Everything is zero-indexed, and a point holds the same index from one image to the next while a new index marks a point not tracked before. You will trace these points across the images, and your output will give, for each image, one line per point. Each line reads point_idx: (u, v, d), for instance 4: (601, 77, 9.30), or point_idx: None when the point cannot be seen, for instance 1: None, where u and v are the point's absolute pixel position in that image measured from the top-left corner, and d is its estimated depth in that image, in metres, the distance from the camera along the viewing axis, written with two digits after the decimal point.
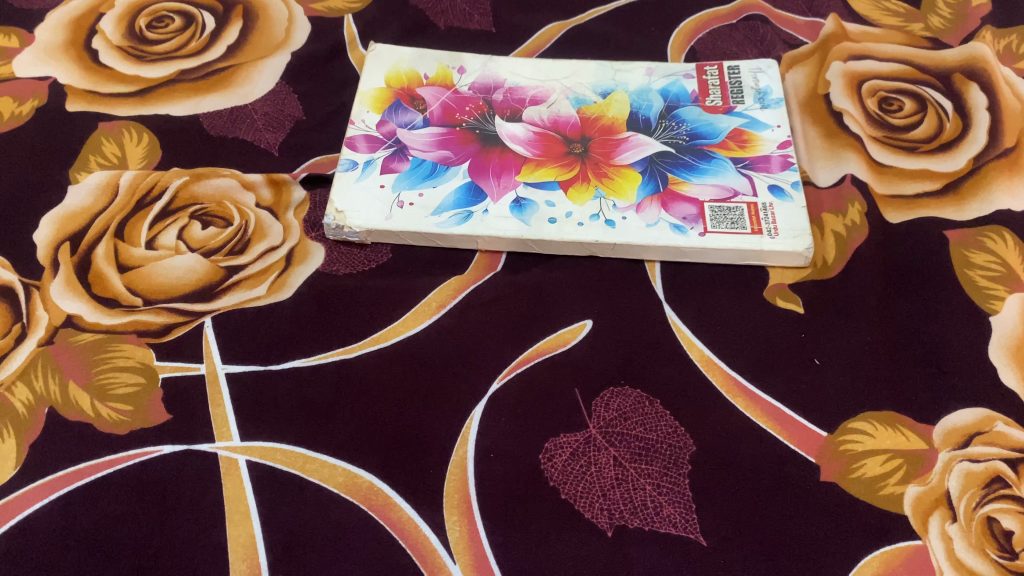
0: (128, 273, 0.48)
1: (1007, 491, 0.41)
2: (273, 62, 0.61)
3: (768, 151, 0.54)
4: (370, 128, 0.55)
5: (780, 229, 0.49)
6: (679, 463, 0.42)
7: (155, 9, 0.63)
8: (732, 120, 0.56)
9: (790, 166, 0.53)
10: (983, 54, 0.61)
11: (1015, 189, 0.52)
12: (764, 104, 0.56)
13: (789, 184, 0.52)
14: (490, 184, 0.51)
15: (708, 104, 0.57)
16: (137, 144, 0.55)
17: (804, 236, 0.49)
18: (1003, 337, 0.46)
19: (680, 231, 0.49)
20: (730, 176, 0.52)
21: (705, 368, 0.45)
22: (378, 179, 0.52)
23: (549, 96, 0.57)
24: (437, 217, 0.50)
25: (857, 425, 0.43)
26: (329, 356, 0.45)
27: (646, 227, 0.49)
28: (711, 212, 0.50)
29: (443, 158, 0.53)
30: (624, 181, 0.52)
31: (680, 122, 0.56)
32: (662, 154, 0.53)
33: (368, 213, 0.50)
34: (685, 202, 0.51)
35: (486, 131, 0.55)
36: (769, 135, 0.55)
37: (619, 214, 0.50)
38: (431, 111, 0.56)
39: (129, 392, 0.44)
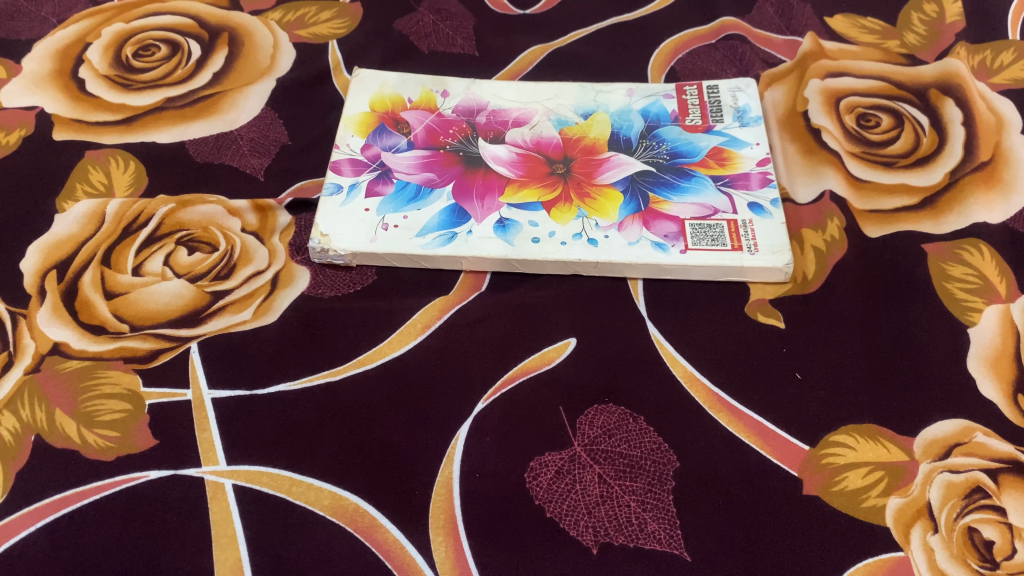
0: (114, 300, 0.48)
1: (987, 501, 0.41)
2: (259, 87, 0.62)
3: (747, 169, 0.54)
4: (355, 152, 0.55)
5: (760, 245, 0.50)
6: (663, 479, 0.42)
7: (141, 38, 0.64)
8: (712, 139, 0.56)
9: (770, 183, 0.53)
10: (959, 70, 0.62)
11: (992, 202, 0.53)
12: (743, 123, 0.57)
13: (768, 200, 0.52)
14: (474, 205, 0.52)
15: (688, 123, 0.58)
16: (124, 171, 0.56)
17: (783, 252, 0.49)
18: (981, 347, 0.47)
19: (662, 249, 0.50)
20: (711, 194, 0.53)
21: (687, 384, 0.46)
22: (363, 202, 0.52)
23: (532, 118, 0.58)
24: (422, 239, 0.50)
25: (838, 438, 0.43)
26: (315, 379, 0.46)
27: (628, 245, 0.50)
28: (692, 230, 0.51)
29: (427, 180, 0.54)
30: (607, 201, 0.52)
31: (661, 142, 0.56)
32: (643, 174, 0.54)
33: (353, 236, 0.50)
34: (666, 220, 0.51)
35: (470, 153, 0.55)
36: (749, 153, 0.55)
37: (602, 233, 0.51)
38: (415, 134, 0.57)
39: (116, 418, 0.44)
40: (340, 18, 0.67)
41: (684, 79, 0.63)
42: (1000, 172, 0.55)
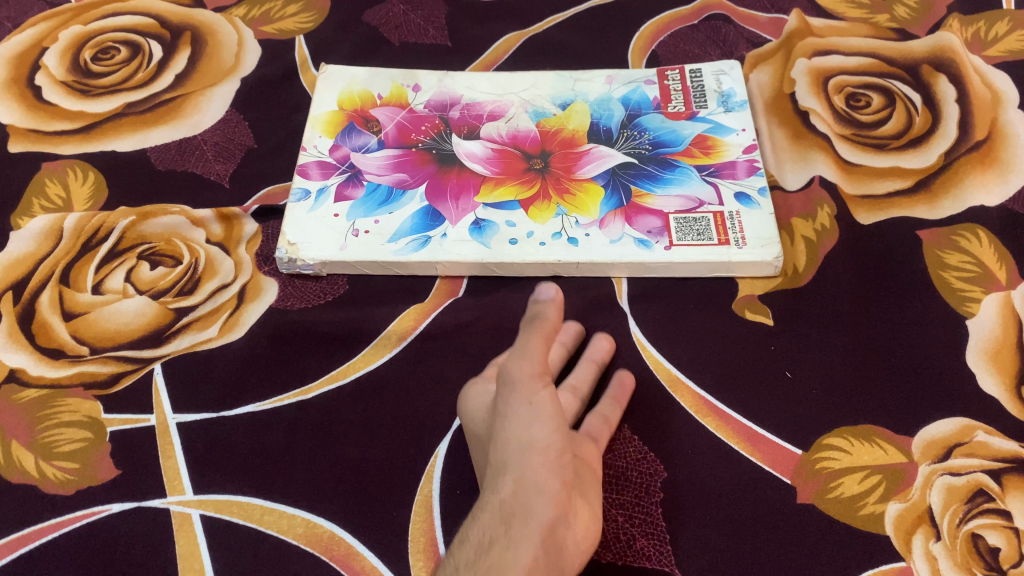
0: (73, 321, 0.46)
1: (991, 505, 0.39)
2: (223, 88, 0.59)
3: (733, 157, 0.52)
4: (323, 154, 0.53)
5: (747, 238, 0.48)
6: (651, 491, 0.40)
7: (99, 40, 0.61)
8: (696, 126, 0.54)
9: (757, 172, 0.51)
10: (951, 43, 0.59)
11: (989, 183, 0.51)
12: (728, 108, 0.55)
13: (756, 190, 0.50)
14: (448, 206, 0.50)
15: (671, 110, 0.55)
16: (83, 183, 0.53)
17: (772, 244, 0.47)
18: (980, 340, 0.44)
19: (645, 246, 0.48)
20: (696, 185, 0.51)
21: (672, 388, 0.44)
22: (332, 207, 0.50)
23: (508, 111, 0.56)
24: (394, 245, 0.48)
25: (832, 441, 0.41)
26: (284, 399, 0.44)
27: (610, 243, 0.48)
28: (677, 224, 0.49)
29: (399, 181, 0.51)
30: (587, 196, 0.50)
31: (642, 131, 0.54)
32: (625, 166, 0.52)
33: (322, 245, 0.48)
34: (649, 215, 0.49)
35: (443, 151, 0.53)
36: (734, 140, 0.53)
37: (582, 231, 0.48)
38: (386, 132, 0.54)
39: (75, 449, 0.42)
40: (307, 12, 0.65)
41: (667, 63, 0.61)
42: (997, 151, 0.52)
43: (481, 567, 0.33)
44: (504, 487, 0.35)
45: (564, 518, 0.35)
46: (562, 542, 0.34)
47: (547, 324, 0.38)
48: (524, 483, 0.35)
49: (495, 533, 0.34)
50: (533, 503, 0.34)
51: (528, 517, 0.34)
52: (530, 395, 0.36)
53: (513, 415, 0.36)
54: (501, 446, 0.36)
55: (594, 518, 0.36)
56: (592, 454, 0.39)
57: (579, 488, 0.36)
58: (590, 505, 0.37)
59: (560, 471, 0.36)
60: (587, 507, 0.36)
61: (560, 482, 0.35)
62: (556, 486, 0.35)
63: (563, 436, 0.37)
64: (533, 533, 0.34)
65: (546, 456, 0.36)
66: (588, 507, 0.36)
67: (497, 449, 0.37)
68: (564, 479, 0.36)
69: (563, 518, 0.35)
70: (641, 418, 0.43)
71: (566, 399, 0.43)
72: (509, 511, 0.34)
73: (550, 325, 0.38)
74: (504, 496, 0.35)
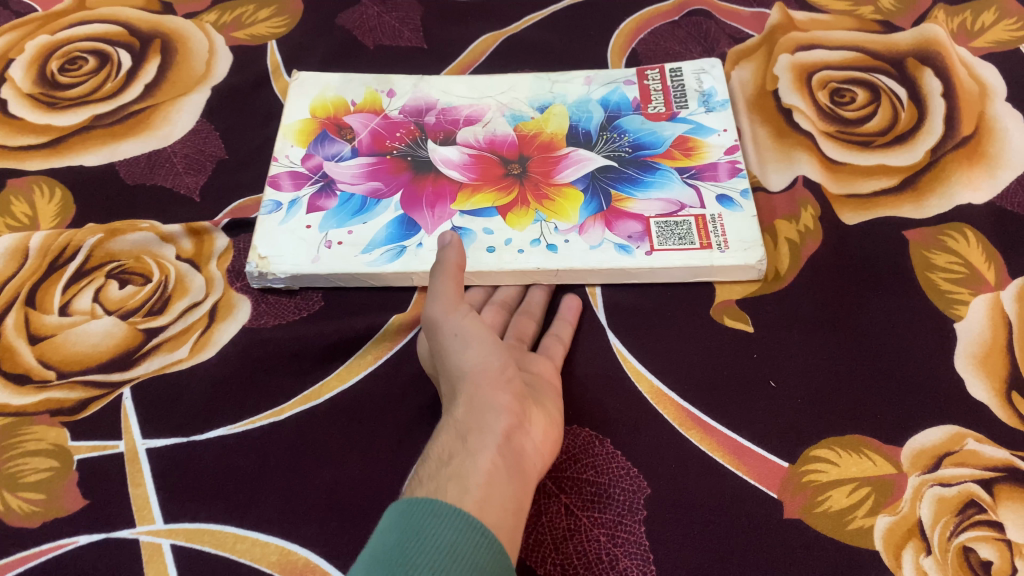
0: (39, 344, 0.45)
1: (982, 516, 0.38)
2: (194, 98, 0.58)
3: (714, 158, 0.51)
4: (295, 164, 0.52)
5: (730, 241, 0.47)
6: (634, 509, 0.39)
7: (66, 50, 0.60)
8: (677, 128, 0.53)
9: (739, 173, 0.50)
10: (937, 35, 0.58)
11: (976, 180, 0.50)
12: (709, 108, 0.54)
13: (738, 192, 0.49)
14: (424, 215, 0.49)
15: (651, 111, 0.54)
16: (49, 201, 0.52)
17: (755, 248, 0.46)
18: (969, 343, 0.43)
19: (626, 252, 0.47)
20: (677, 188, 0.49)
21: (654, 400, 0.43)
22: (304, 219, 0.49)
23: (485, 114, 0.54)
24: (368, 255, 0.47)
25: (819, 453, 0.40)
26: (256, 421, 0.42)
27: (590, 249, 0.47)
28: (658, 228, 0.47)
29: (373, 190, 0.50)
30: (566, 201, 0.49)
31: (622, 133, 0.53)
32: (605, 169, 0.51)
33: (294, 257, 0.47)
34: (629, 220, 0.48)
35: (419, 158, 0.52)
36: (716, 141, 0.52)
37: (561, 237, 0.47)
38: (360, 139, 0.53)
39: (41, 479, 0.41)
40: (279, 16, 0.63)
41: (647, 61, 0.59)
42: (985, 146, 0.51)
43: (445, 474, 0.35)
44: (457, 409, 0.38)
45: (520, 425, 0.37)
46: (521, 447, 0.37)
47: (453, 266, 0.41)
48: (473, 402, 0.38)
49: (454, 448, 0.36)
50: (486, 416, 0.37)
51: (481, 428, 0.37)
52: (458, 326, 0.39)
53: (449, 347, 0.39)
54: (448, 375, 0.39)
55: (550, 424, 0.39)
56: (548, 371, 0.42)
57: (532, 400, 0.39)
58: (547, 413, 0.40)
59: (507, 386, 0.38)
60: (542, 415, 0.39)
61: (509, 396, 0.38)
62: (504, 399, 0.38)
63: (502, 355, 0.40)
64: (488, 442, 0.36)
65: (487, 374, 0.39)
66: (544, 415, 0.39)
67: (446, 378, 0.40)
68: (513, 392, 0.39)
69: (519, 426, 0.37)
70: (621, 433, 0.42)
71: (525, 321, 0.45)
72: (464, 427, 0.37)
73: (454, 268, 0.40)
74: (457, 417, 0.38)
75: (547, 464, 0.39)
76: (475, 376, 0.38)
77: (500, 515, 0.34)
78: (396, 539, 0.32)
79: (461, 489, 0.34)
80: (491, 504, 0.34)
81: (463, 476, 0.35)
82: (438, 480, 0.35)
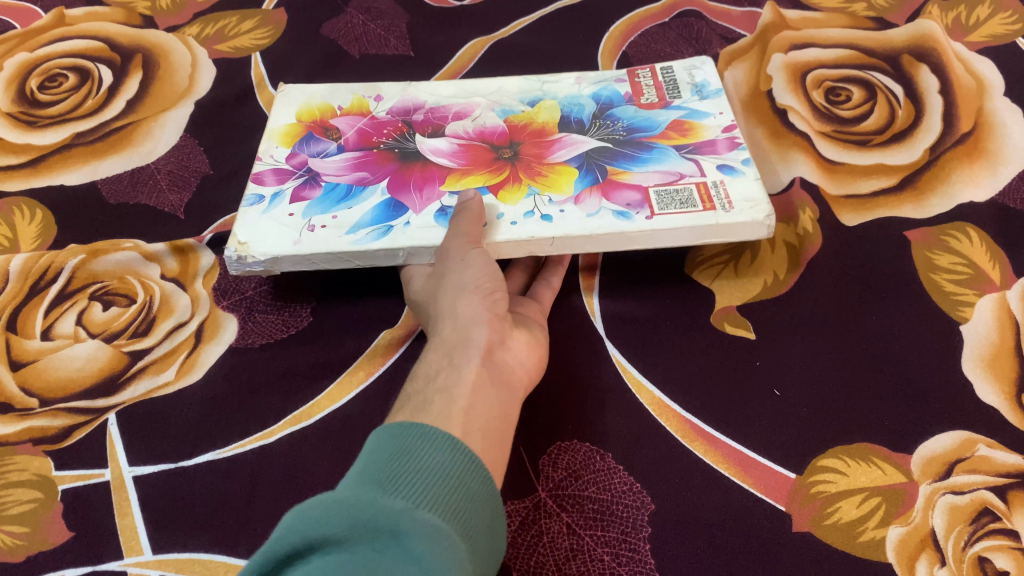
0: (21, 371, 0.43)
1: (997, 525, 0.37)
2: (177, 114, 0.56)
3: (712, 136, 0.49)
4: (279, 161, 0.49)
5: (734, 202, 0.45)
6: (639, 526, 0.38)
7: (46, 67, 0.58)
8: (671, 114, 0.51)
9: (739, 147, 0.49)
10: (932, 31, 0.57)
11: (976, 177, 0.49)
12: (703, 96, 0.52)
13: (740, 161, 0.48)
14: (413, 198, 0.46)
15: (644, 102, 0.53)
16: (30, 222, 0.51)
17: (761, 204, 0.45)
18: (976, 346, 0.42)
19: (625, 217, 0.45)
20: (674, 162, 0.48)
21: (656, 412, 0.42)
22: (287, 208, 0.46)
23: (474, 111, 0.53)
24: (353, 236, 0.45)
25: (827, 463, 0.39)
26: (246, 444, 0.41)
27: (587, 217, 0.45)
28: (657, 196, 0.46)
29: (360, 179, 0.48)
30: (560, 176, 0.47)
31: (615, 121, 0.51)
32: (599, 149, 0.49)
33: (274, 240, 0.45)
34: (627, 190, 0.46)
35: (406, 149, 0.50)
36: (713, 123, 0.50)
37: (556, 208, 0.45)
38: (346, 137, 0.51)
39: (25, 511, 0.39)
40: (262, 28, 0.62)
41: (639, 63, 0.58)
42: (984, 143, 0.50)
43: (431, 388, 0.36)
44: (444, 330, 0.39)
45: (501, 341, 0.39)
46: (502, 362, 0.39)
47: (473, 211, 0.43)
48: (459, 322, 0.39)
49: (440, 364, 0.38)
50: (471, 333, 0.39)
51: (465, 343, 0.38)
52: (459, 252, 0.41)
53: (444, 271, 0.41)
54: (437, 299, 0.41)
55: (530, 349, 0.41)
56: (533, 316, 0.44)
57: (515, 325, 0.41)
58: (528, 339, 0.42)
59: (490, 305, 0.40)
60: (524, 339, 0.41)
61: (494, 316, 0.40)
62: (488, 317, 0.40)
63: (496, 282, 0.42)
64: (473, 354, 0.38)
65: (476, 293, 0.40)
66: (525, 339, 0.41)
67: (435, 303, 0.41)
68: (494, 310, 0.40)
69: (501, 343, 0.39)
70: (624, 445, 0.41)
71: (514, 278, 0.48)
72: (449, 346, 0.38)
73: (474, 212, 0.43)
74: (444, 336, 0.39)
75: (527, 380, 0.40)
76: (464, 294, 0.40)
77: (488, 418, 0.35)
78: (386, 457, 0.31)
79: (448, 399, 0.35)
80: (476, 413, 0.35)
81: (449, 388, 0.36)
82: (426, 393, 0.36)
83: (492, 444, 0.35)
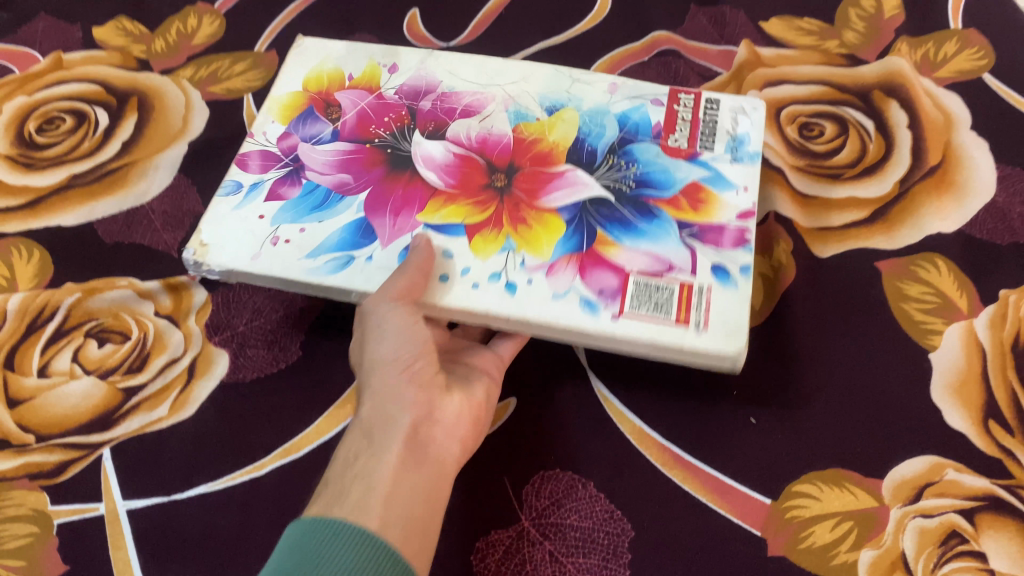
0: (19, 408, 0.45)
1: (966, 547, 0.39)
2: (171, 154, 0.58)
3: (724, 219, 0.44)
4: (270, 142, 0.50)
5: (712, 323, 0.40)
6: (618, 553, 0.39)
7: (45, 110, 0.60)
8: (693, 170, 0.46)
9: (746, 244, 0.43)
10: (901, 68, 0.58)
11: (945, 209, 0.50)
12: (737, 156, 0.47)
13: (738, 266, 0.42)
14: (384, 222, 0.45)
15: (671, 142, 0.48)
16: (28, 262, 0.52)
17: (737, 335, 0.40)
18: (945, 373, 0.44)
19: (590, 310, 0.41)
20: (671, 243, 0.43)
21: (638, 442, 0.43)
22: (259, 207, 0.47)
23: (486, 106, 0.50)
24: (310, 262, 0.44)
25: (802, 488, 0.40)
26: (236, 477, 0.43)
27: (551, 298, 0.42)
28: (635, 289, 0.42)
29: (340, 183, 0.47)
30: (543, 231, 0.44)
31: (631, 162, 0.47)
32: (597, 201, 0.45)
33: (235, 251, 0.45)
34: (607, 271, 0.42)
35: (399, 151, 0.48)
36: (732, 199, 0.45)
37: (524, 277, 0.42)
38: (345, 120, 0.50)
39: (22, 545, 0.41)
40: (256, 70, 0.63)
41: None
42: (952, 175, 0.52)
43: (348, 475, 0.35)
44: (367, 403, 0.38)
45: (426, 417, 0.38)
46: (426, 441, 0.37)
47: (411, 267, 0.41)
48: (382, 397, 0.38)
49: (360, 446, 0.36)
50: (393, 411, 0.37)
51: (386, 423, 0.37)
52: (387, 314, 0.39)
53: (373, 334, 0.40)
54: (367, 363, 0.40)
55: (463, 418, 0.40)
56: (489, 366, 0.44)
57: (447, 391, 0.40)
58: (461, 406, 0.40)
59: (413, 378, 0.39)
60: (455, 407, 0.39)
61: (420, 390, 0.38)
62: (412, 393, 0.38)
63: (426, 348, 0.40)
64: (395, 436, 0.36)
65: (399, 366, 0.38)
66: (458, 406, 0.40)
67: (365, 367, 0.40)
68: (421, 384, 0.39)
69: (427, 420, 0.38)
70: (605, 475, 0.42)
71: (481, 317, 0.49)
72: (370, 424, 0.37)
73: (414, 268, 0.41)
74: (366, 412, 0.38)
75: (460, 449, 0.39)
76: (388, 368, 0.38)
77: (408, 509, 0.34)
78: (291, 566, 0.31)
79: (367, 485, 0.34)
80: (389, 513, 0.34)
81: (367, 477, 0.35)
82: (342, 481, 0.35)
83: (413, 537, 0.34)
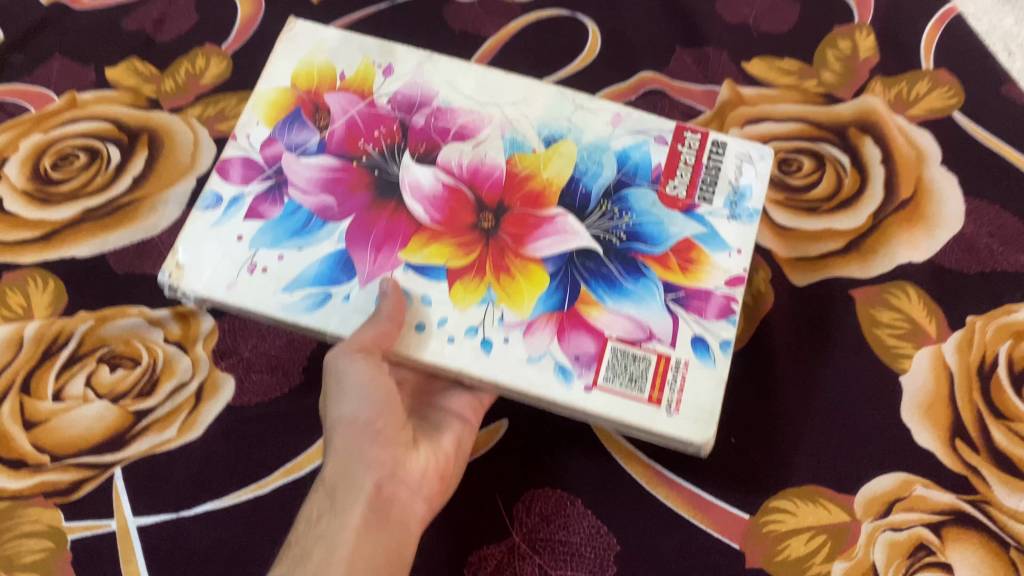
0: (34, 431, 0.47)
1: (932, 558, 0.42)
2: (181, 188, 0.59)
3: (711, 286, 0.46)
4: (253, 148, 0.50)
5: (682, 405, 0.43)
6: (605, 565, 0.42)
7: (59, 146, 0.61)
8: (687, 226, 0.48)
9: (730, 316, 0.45)
10: (875, 108, 0.60)
11: (916, 240, 0.53)
12: (733, 213, 0.48)
13: (719, 341, 0.45)
14: (365, 255, 0.46)
15: (669, 191, 0.49)
16: (43, 291, 0.55)
17: (705, 423, 0.43)
18: (914, 395, 0.47)
19: (564, 379, 0.43)
20: (653, 309, 0.45)
21: (625, 462, 0.45)
22: (237, 227, 0.47)
23: (483, 130, 0.51)
24: (286, 297, 0.45)
25: (778, 504, 0.44)
26: (243, 495, 0.46)
27: (526, 360, 0.44)
28: (611, 358, 0.44)
29: (322, 207, 0.48)
30: (525, 284, 0.45)
31: (625, 210, 0.48)
32: (585, 253, 0.47)
33: (212, 276, 0.46)
34: (586, 336, 0.44)
35: (386, 174, 0.49)
36: (724, 262, 0.47)
37: (501, 335, 0.44)
38: (332, 130, 0.50)
39: (37, 559, 0.44)
40: None
41: None
42: (922, 209, 0.54)
43: (312, 534, 0.38)
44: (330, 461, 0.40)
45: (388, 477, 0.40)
46: (387, 501, 0.40)
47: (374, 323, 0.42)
48: (344, 457, 0.40)
49: (322, 506, 0.39)
50: (354, 473, 0.39)
51: (350, 485, 0.39)
52: (349, 373, 0.40)
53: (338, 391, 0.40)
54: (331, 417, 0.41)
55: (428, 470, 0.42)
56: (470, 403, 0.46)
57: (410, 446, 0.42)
58: (425, 459, 0.42)
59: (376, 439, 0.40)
60: (419, 462, 0.42)
61: (382, 450, 0.40)
62: (375, 453, 0.40)
63: (390, 404, 0.41)
64: (356, 500, 0.39)
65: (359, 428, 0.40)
66: (421, 460, 0.42)
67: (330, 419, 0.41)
68: (385, 444, 0.41)
69: (388, 480, 0.40)
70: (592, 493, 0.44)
71: None
72: (332, 485, 0.39)
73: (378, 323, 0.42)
74: (327, 470, 0.40)
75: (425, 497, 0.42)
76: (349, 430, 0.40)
77: (370, 570, 0.37)
78: None
79: (330, 548, 0.37)
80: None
81: (329, 539, 0.37)
82: (305, 541, 0.38)
83: None
